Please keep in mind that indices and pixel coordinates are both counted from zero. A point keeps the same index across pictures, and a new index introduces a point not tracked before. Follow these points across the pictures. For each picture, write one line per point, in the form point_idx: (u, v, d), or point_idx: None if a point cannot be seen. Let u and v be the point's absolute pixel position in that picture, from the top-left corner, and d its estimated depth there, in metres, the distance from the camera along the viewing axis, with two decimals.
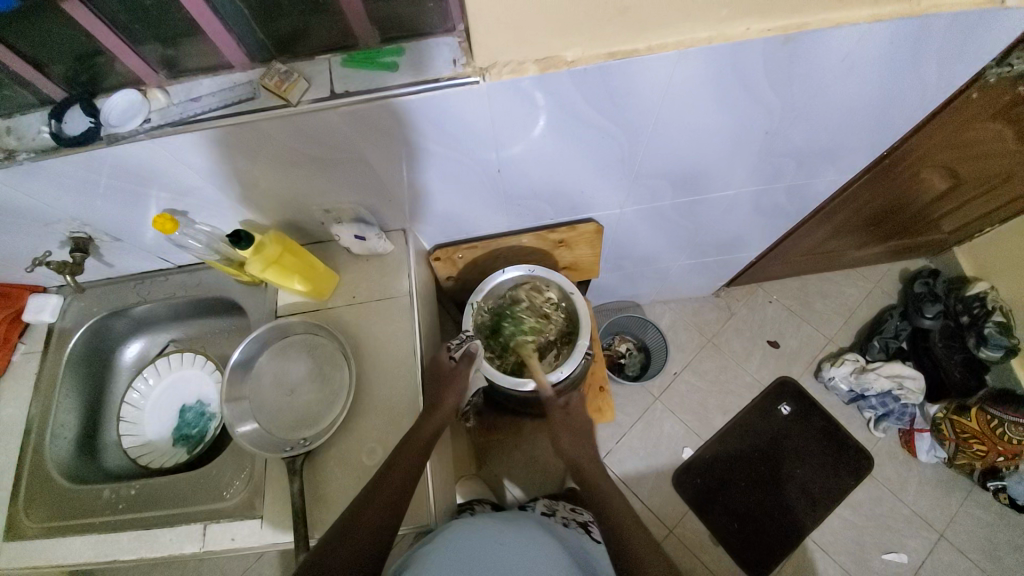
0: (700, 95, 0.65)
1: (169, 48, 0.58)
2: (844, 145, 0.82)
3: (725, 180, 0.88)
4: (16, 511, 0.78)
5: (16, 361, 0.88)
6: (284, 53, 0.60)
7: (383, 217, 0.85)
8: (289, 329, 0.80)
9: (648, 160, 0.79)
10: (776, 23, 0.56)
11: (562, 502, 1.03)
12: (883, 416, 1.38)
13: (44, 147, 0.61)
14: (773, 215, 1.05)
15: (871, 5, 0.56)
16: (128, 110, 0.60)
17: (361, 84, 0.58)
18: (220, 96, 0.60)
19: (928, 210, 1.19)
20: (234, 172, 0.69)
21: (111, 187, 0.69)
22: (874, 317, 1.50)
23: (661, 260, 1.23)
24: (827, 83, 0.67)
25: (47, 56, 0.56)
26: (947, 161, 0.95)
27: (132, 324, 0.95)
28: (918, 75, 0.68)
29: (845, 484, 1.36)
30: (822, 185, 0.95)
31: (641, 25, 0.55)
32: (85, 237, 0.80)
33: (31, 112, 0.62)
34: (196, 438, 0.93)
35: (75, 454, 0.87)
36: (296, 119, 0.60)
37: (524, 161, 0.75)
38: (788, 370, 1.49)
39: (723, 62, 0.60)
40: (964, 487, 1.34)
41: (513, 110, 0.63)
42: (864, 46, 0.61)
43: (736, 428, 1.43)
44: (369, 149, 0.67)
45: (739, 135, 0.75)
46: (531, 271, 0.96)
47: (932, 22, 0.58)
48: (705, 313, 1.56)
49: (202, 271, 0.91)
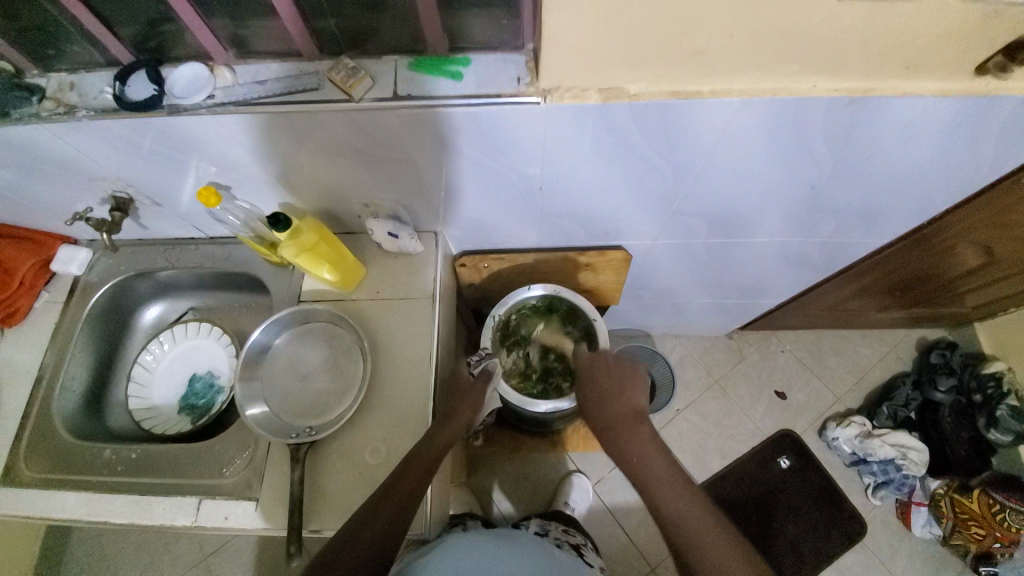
0: (754, 143, 0.65)
1: (241, 27, 0.59)
2: (885, 209, 0.82)
3: (759, 227, 0.88)
4: (16, 457, 0.79)
5: (37, 307, 0.89)
6: (353, 49, 0.61)
7: (417, 217, 0.86)
8: (311, 315, 0.81)
9: (688, 198, 0.79)
10: (841, 84, 0.57)
11: (555, 522, 1.03)
12: (882, 483, 1.35)
13: (105, 107, 0.63)
14: (801, 266, 1.04)
15: (938, 79, 0.56)
16: (192, 83, 0.61)
17: (423, 89, 0.59)
18: (284, 82, 0.61)
19: (955, 284, 1.18)
20: (281, 154, 0.69)
21: (161, 153, 0.70)
22: (886, 381, 1.48)
23: (680, 296, 1.22)
24: (881, 148, 0.66)
25: (124, 20, 0.57)
26: (984, 239, 0.95)
27: (155, 287, 0.96)
28: (971, 152, 0.67)
29: (836, 547, 1.33)
30: (855, 244, 0.94)
31: (709, 69, 0.55)
32: (126, 198, 0.81)
33: (99, 71, 0.64)
34: (200, 410, 0.93)
35: (81, 408, 0.87)
36: (354, 114, 0.60)
37: (567, 183, 0.75)
38: (792, 423, 1.47)
39: (783, 114, 0.60)
40: (958, 568, 1.31)
41: (567, 133, 0.63)
42: (924, 117, 0.61)
43: (732, 473, 1.41)
44: (418, 152, 0.67)
45: (783, 186, 0.75)
46: (556, 291, 0.96)
47: (996, 103, 0.58)
48: (715, 353, 1.55)
49: (231, 245, 0.92)
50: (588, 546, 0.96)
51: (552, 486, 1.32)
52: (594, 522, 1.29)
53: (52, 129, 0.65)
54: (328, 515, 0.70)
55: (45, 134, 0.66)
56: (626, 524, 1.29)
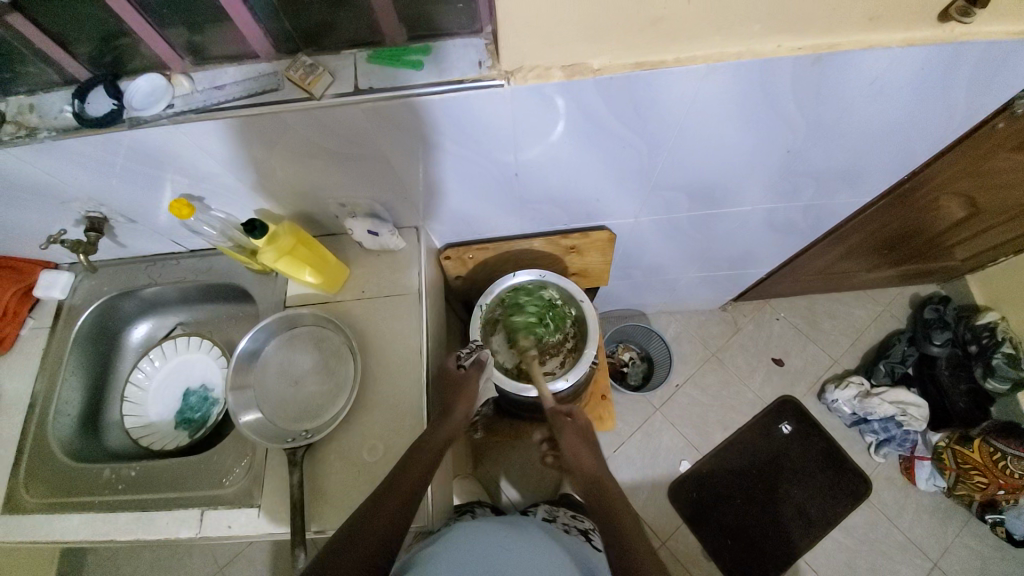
0: (725, 109, 0.65)
1: (195, 34, 0.58)
2: (863, 167, 0.81)
3: (740, 195, 0.87)
4: (17, 485, 0.79)
5: (24, 335, 0.89)
6: (311, 46, 0.60)
7: (396, 213, 0.85)
8: (298, 320, 0.81)
9: (665, 172, 0.78)
10: (806, 42, 0.56)
11: (562, 507, 1.04)
12: (884, 441, 1.36)
13: (66, 126, 0.62)
14: (786, 232, 1.04)
15: (903, 29, 0.56)
16: (151, 94, 0.60)
17: (384, 81, 0.58)
18: (244, 85, 0.60)
19: (942, 238, 1.18)
20: (250, 160, 0.68)
21: (129, 168, 0.69)
22: (881, 340, 1.49)
23: (670, 271, 1.22)
24: (854, 105, 0.66)
25: (73, 36, 0.56)
26: (966, 189, 0.94)
27: (140, 305, 0.95)
28: (944, 102, 0.67)
29: (842, 507, 1.35)
30: (838, 206, 0.94)
31: (670, 38, 0.54)
32: (101, 217, 0.81)
33: (57, 91, 0.63)
34: (198, 423, 0.94)
35: (77, 431, 0.87)
36: (318, 113, 0.59)
37: (542, 166, 0.74)
38: (791, 389, 1.48)
39: (751, 78, 0.59)
40: (962, 517, 1.33)
41: (535, 115, 0.63)
42: (893, 70, 0.60)
43: (735, 443, 1.43)
44: (389, 147, 0.67)
45: (759, 152, 0.75)
46: (541, 275, 0.98)
47: (964, 49, 0.57)
48: (710, 327, 1.55)
49: (213, 257, 0.92)
50: (597, 530, 0.96)
51: (558, 470, 1.33)
52: None
53: (14, 153, 0.64)
54: (330, 515, 0.70)
55: (9, 159, 0.65)
56: None
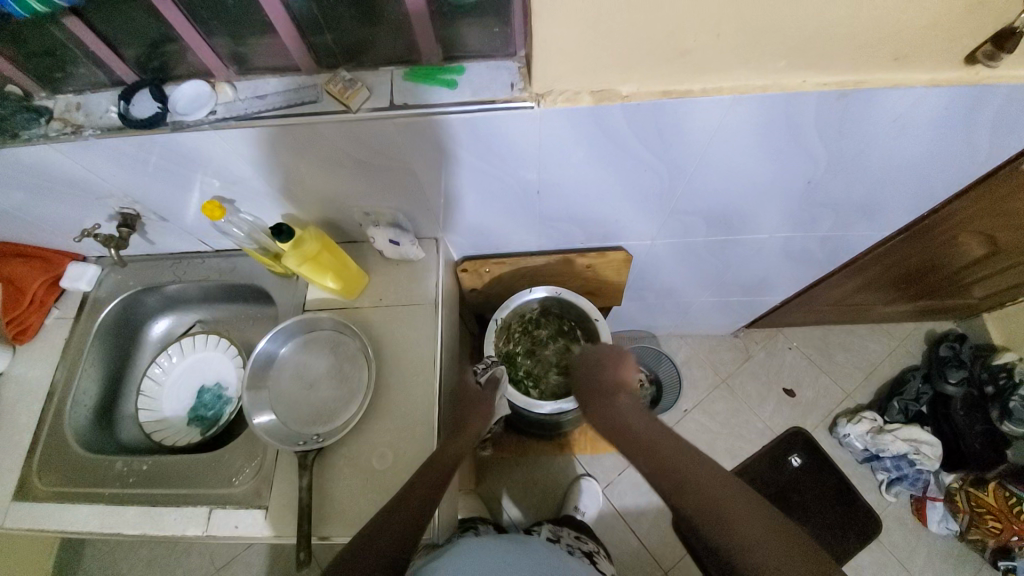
0: (747, 139, 0.66)
1: (241, 44, 0.60)
2: (884, 201, 0.82)
3: (758, 224, 0.88)
4: (30, 472, 0.80)
5: (48, 324, 0.91)
6: (350, 62, 0.62)
7: (418, 224, 0.87)
8: (317, 323, 0.82)
9: (685, 197, 0.79)
10: (830, 78, 0.57)
11: (566, 528, 1.03)
12: (897, 479, 1.33)
13: (110, 125, 0.64)
14: (803, 262, 1.04)
15: (929, 70, 0.57)
16: (195, 99, 0.63)
17: (418, 98, 0.60)
18: (284, 96, 0.63)
19: (961, 274, 1.17)
20: (282, 167, 0.71)
21: (167, 168, 0.72)
22: (895, 376, 1.47)
23: (685, 295, 1.22)
24: (875, 141, 0.67)
25: (127, 41, 0.59)
26: (986, 228, 0.94)
27: (163, 301, 0.98)
28: (967, 141, 0.68)
29: (851, 545, 1.32)
30: (856, 239, 0.94)
31: (699, 68, 0.56)
32: (133, 214, 0.83)
33: (103, 92, 0.66)
34: (209, 421, 0.95)
35: (92, 422, 0.89)
36: (353, 125, 0.62)
37: (563, 185, 0.76)
38: (802, 421, 1.45)
39: (775, 110, 0.60)
40: (976, 564, 1.29)
41: (562, 137, 0.64)
42: (917, 108, 0.61)
43: (743, 473, 1.40)
44: (416, 160, 0.69)
45: (781, 182, 0.75)
46: (557, 292, 0.96)
47: (988, 91, 0.58)
48: (721, 353, 1.54)
49: (236, 258, 0.94)
50: (600, 552, 0.96)
51: (562, 490, 1.31)
52: (606, 525, 1.28)
53: (60, 150, 0.67)
54: (336, 523, 0.70)
55: (54, 154, 0.68)
56: (638, 528, 1.28)
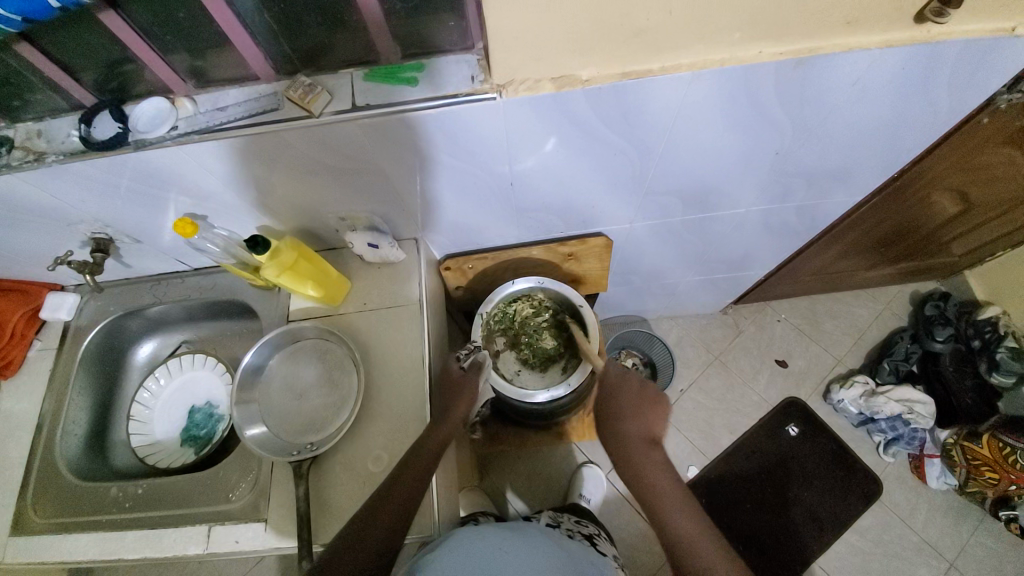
0: (712, 114, 0.66)
1: (197, 58, 0.60)
2: (855, 166, 0.83)
3: (734, 199, 0.89)
4: (25, 506, 0.79)
5: (31, 357, 0.90)
6: (308, 67, 0.62)
7: (396, 225, 0.87)
8: (301, 333, 0.82)
9: (659, 177, 0.80)
10: (786, 47, 0.58)
11: (566, 514, 1.03)
12: (893, 439, 1.35)
13: (73, 150, 0.63)
14: (783, 233, 1.05)
15: (882, 31, 0.57)
16: (156, 117, 0.62)
17: (379, 98, 0.60)
18: (246, 106, 0.62)
19: (939, 233, 1.19)
20: (252, 179, 0.70)
21: (135, 189, 0.71)
22: (884, 339, 1.49)
23: (670, 276, 1.23)
24: (838, 107, 0.68)
25: (80, 64, 0.58)
26: (957, 185, 0.96)
27: (146, 324, 0.97)
28: (928, 100, 0.68)
29: (853, 507, 1.34)
30: (832, 206, 0.95)
31: (655, 46, 0.56)
32: (107, 238, 0.82)
33: (63, 117, 0.65)
34: (204, 440, 0.94)
35: (84, 451, 0.88)
36: (317, 130, 0.61)
37: (536, 175, 0.76)
38: (796, 390, 1.47)
39: (735, 83, 0.61)
40: (975, 515, 1.31)
41: (528, 126, 0.65)
42: (875, 71, 0.62)
43: (743, 447, 1.42)
44: (385, 160, 0.68)
45: (751, 154, 0.76)
46: (540, 282, 0.96)
47: (942, 48, 0.59)
48: (712, 330, 1.56)
49: (217, 274, 0.93)
50: (602, 535, 0.97)
51: (565, 478, 1.31)
52: (611, 509, 1.29)
53: (24, 179, 0.66)
54: (335, 528, 0.71)
55: (19, 184, 0.67)
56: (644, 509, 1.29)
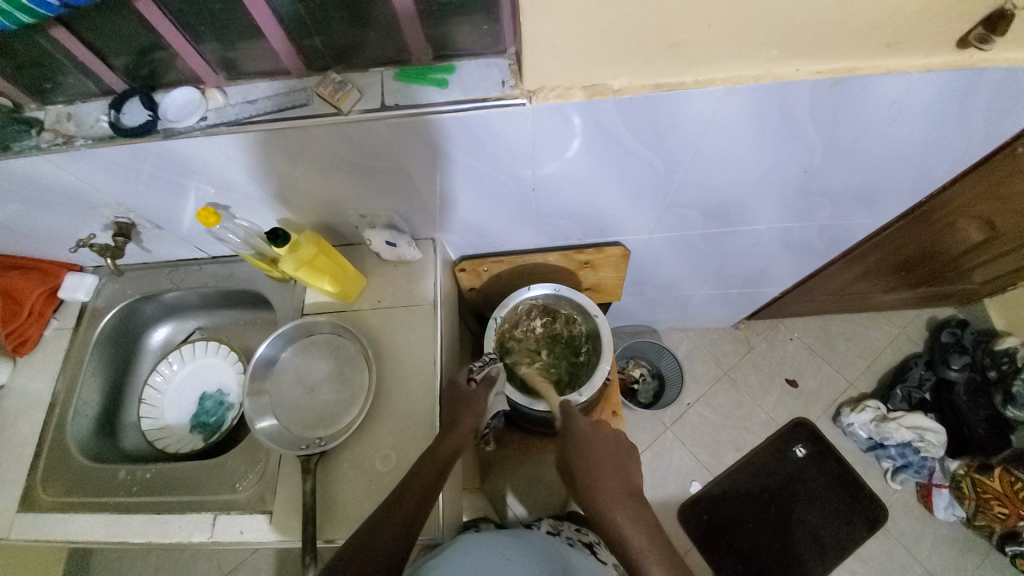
0: (743, 130, 0.66)
1: (230, 49, 0.60)
2: (882, 188, 0.81)
3: (755, 215, 0.88)
4: (34, 483, 0.80)
5: (48, 335, 0.91)
6: (339, 63, 0.62)
7: (413, 225, 0.86)
8: (314, 328, 0.82)
9: (681, 190, 0.79)
10: (823, 67, 0.57)
11: (568, 523, 1.03)
12: (901, 467, 1.33)
13: (103, 135, 0.64)
14: (801, 252, 1.04)
15: (921, 56, 0.56)
16: (186, 106, 0.63)
17: (409, 99, 0.60)
18: (275, 100, 0.63)
19: (961, 260, 1.16)
20: (276, 172, 0.71)
21: (161, 176, 0.72)
22: (898, 364, 1.47)
23: (683, 289, 1.22)
24: (869, 129, 0.67)
25: (115, 50, 0.59)
26: (984, 213, 0.94)
27: (162, 309, 0.98)
28: (962, 125, 0.67)
29: (858, 533, 1.32)
30: (855, 227, 0.94)
31: (689, 60, 0.55)
32: (128, 223, 0.83)
33: (94, 101, 0.65)
34: (212, 427, 0.95)
35: (94, 431, 0.89)
36: (345, 128, 0.62)
37: (559, 182, 0.75)
38: (805, 411, 1.45)
39: (768, 100, 0.60)
40: (983, 549, 1.29)
41: (555, 133, 0.64)
42: (912, 94, 0.61)
43: (748, 464, 1.40)
44: (409, 160, 0.68)
45: (777, 171, 0.75)
46: (556, 290, 0.97)
47: (982, 75, 0.58)
48: (722, 345, 1.54)
49: (234, 264, 0.94)
50: (603, 545, 0.95)
51: (567, 487, 1.31)
52: None
53: (52, 160, 0.67)
54: (340, 525, 0.71)
55: (46, 165, 0.68)
56: None
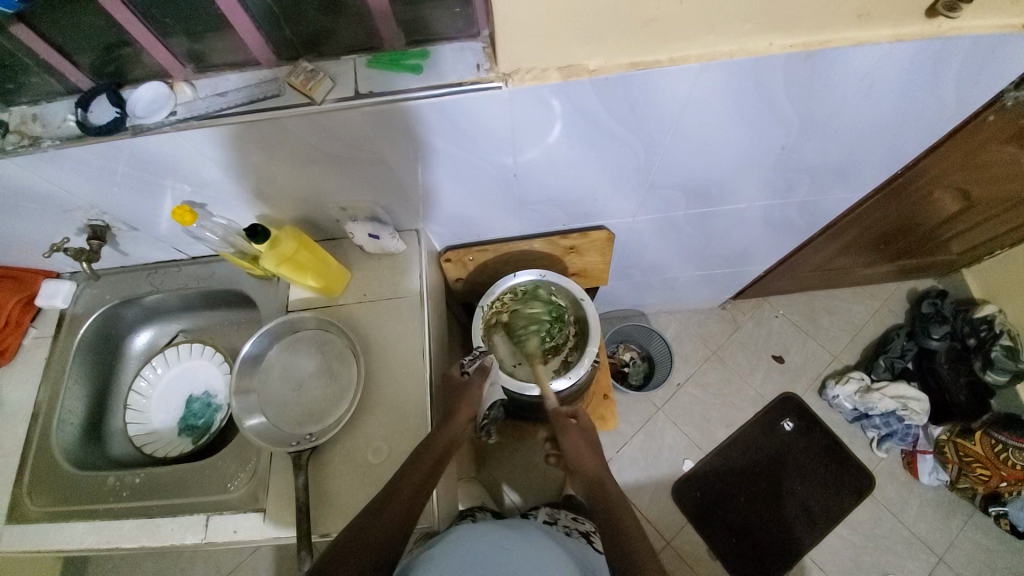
0: (722, 108, 0.66)
1: (196, 42, 0.59)
2: (859, 162, 0.82)
3: (736, 194, 0.88)
4: (21, 495, 0.79)
5: (27, 345, 0.89)
6: (311, 52, 0.61)
7: (396, 217, 0.86)
8: (300, 324, 0.81)
9: (662, 171, 0.79)
10: (795, 40, 0.57)
11: (563, 511, 1.03)
12: (887, 435, 1.37)
13: (70, 135, 0.62)
14: (783, 229, 1.05)
15: (892, 25, 0.57)
16: (155, 102, 0.61)
17: (384, 85, 0.59)
18: (245, 92, 0.61)
19: (938, 231, 1.19)
20: (252, 167, 0.69)
21: (134, 176, 0.70)
22: (880, 335, 1.50)
23: (669, 270, 1.23)
24: (843, 102, 0.67)
25: (76, 46, 0.57)
26: (960, 183, 0.95)
27: (144, 312, 0.96)
28: (934, 95, 0.68)
29: (846, 502, 1.35)
30: (834, 202, 0.95)
31: (664, 38, 0.55)
32: (103, 225, 0.81)
33: (58, 100, 0.63)
34: (201, 430, 0.94)
35: (81, 439, 0.87)
36: (320, 118, 0.60)
37: (540, 167, 0.75)
38: (792, 386, 1.48)
39: (744, 76, 0.61)
40: (966, 511, 1.33)
41: (533, 116, 0.64)
42: (883, 65, 0.61)
43: (738, 441, 1.43)
44: (388, 150, 0.67)
45: (756, 149, 0.76)
46: (541, 275, 0.98)
47: (951, 44, 0.59)
48: (710, 325, 1.56)
49: (215, 263, 0.92)
50: (597, 532, 0.97)
51: (562, 472, 1.32)
52: None
53: (19, 163, 0.65)
54: (336, 520, 0.70)
55: (12, 168, 0.66)
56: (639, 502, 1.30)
